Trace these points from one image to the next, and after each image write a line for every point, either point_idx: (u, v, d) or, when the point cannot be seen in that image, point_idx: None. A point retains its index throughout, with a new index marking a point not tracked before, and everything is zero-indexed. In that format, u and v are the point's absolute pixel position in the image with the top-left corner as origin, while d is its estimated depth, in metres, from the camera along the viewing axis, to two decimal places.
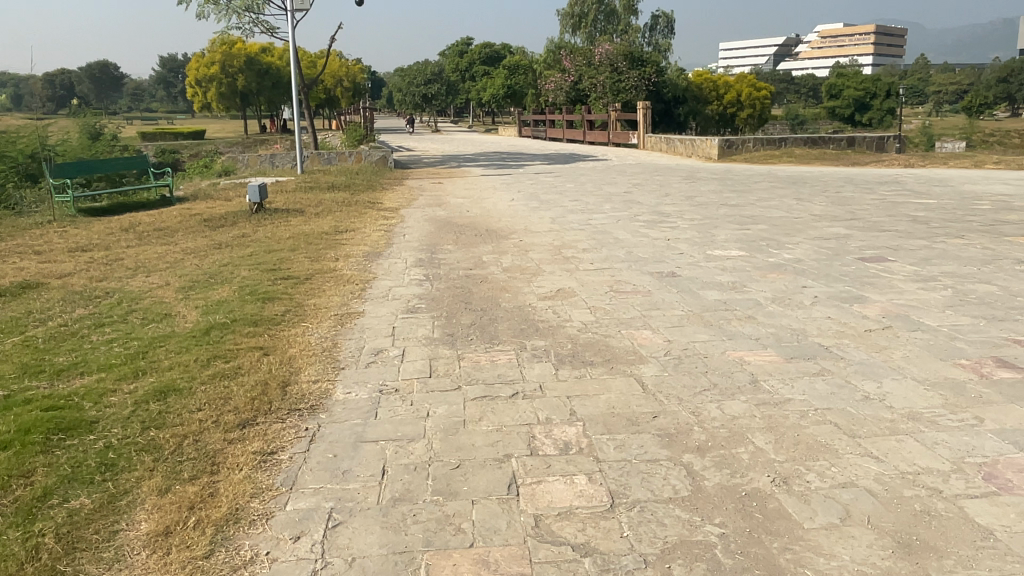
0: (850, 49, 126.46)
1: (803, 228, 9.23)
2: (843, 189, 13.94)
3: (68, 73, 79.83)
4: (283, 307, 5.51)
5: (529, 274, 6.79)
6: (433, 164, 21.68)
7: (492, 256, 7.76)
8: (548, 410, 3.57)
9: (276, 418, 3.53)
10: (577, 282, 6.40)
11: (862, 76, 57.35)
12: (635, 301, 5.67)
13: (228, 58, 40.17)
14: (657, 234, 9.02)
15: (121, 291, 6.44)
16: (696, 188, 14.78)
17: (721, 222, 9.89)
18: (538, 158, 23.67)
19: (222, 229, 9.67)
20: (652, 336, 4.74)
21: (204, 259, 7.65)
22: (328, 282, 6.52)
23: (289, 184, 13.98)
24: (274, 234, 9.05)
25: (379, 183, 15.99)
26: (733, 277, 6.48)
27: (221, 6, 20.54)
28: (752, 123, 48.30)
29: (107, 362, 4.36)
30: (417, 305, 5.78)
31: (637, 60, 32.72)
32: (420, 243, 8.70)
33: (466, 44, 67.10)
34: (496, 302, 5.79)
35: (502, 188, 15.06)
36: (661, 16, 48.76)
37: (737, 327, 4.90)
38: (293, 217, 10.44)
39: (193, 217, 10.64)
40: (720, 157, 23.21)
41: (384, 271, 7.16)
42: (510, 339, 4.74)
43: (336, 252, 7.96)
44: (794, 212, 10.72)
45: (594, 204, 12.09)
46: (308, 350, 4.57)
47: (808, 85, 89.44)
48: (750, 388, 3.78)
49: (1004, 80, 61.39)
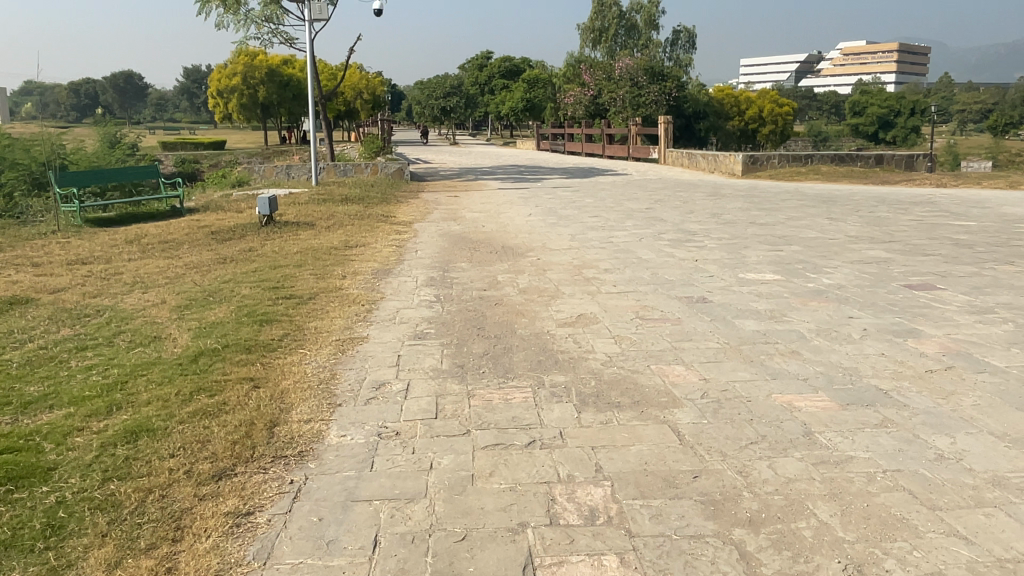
0: (872, 67, 125.57)
1: (839, 250, 8.71)
2: (874, 209, 13.39)
3: (93, 82, 81.35)
4: (281, 331, 5.07)
5: (547, 296, 6.33)
6: (451, 177, 21.31)
7: (509, 275, 7.30)
8: (570, 465, 3.09)
9: (258, 466, 3.07)
10: (600, 306, 5.92)
11: (886, 94, 56.61)
12: (664, 330, 5.18)
13: (250, 70, 40.25)
14: (683, 254, 8.53)
15: (113, 308, 6.03)
16: (721, 205, 14.28)
17: (750, 242, 9.38)
18: (557, 171, 23.25)
19: (227, 242, 9.30)
20: (685, 373, 4.25)
21: (205, 275, 7.25)
22: (332, 302, 6.09)
23: (301, 196, 13.64)
24: (281, 248, 8.66)
25: (394, 196, 15.62)
26: (770, 304, 5.98)
27: (241, 16, 20.36)
28: (774, 139, 47.59)
29: (79, 393, 3.93)
30: (426, 330, 5.32)
31: (657, 75, 32.38)
32: (433, 260, 8.26)
33: (486, 57, 67.08)
34: (511, 328, 5.31)
35: (520, 202, 14.63)
36: (683, 31, 48.33)
37: (781, 365, 4.41)
38: (303, 230, 10.07)
39: (200, 229, 10.29)
40: (744, 173, 22.66)
41: (392, 290, 6.71)
42: (526, 374, 4.26)
43: (343, 269, 7.53)
44: (827, 233, 10.20)
45: (615, 221, 11.62)
46: (302, 383, 4.12)
47: (830, 101, 88.49)
48: (803, 443, 3.28)
49: None
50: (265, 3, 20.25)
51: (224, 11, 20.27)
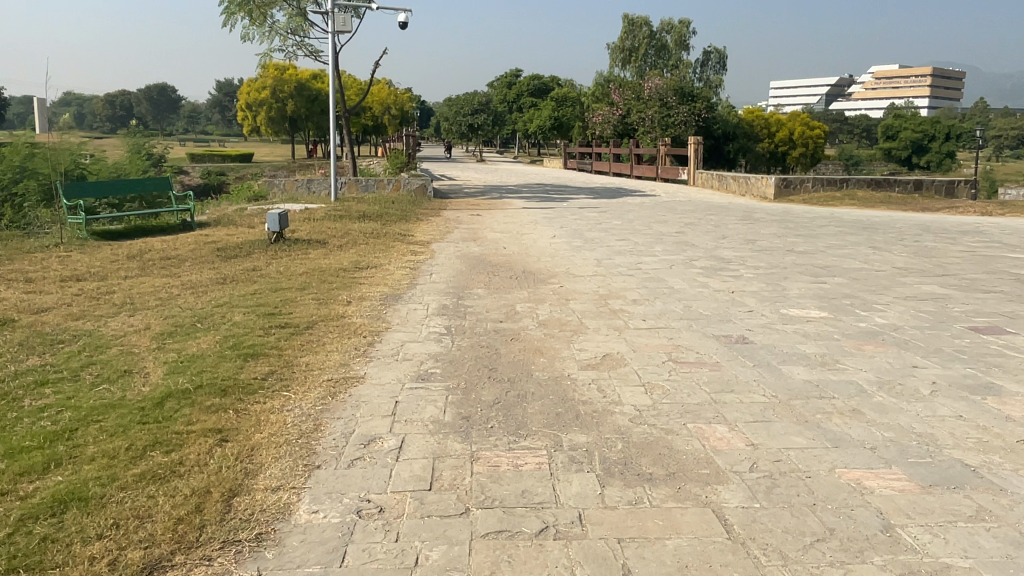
0: (906, 91, 123.95)
1: (889, 284, 7.99)
2: (920, 238, 12.60)
3: (128, 94, 83.16)
4: (266, 368, 4.52)
5: (569, 332, 5.69)
6: (474, 194, 20.83)
7: (528, 305, 6.69)
8: (591, 568, 2.45)
9: (201, 556, 2.52)
10: (628, 345, 5.28)
11: (921, 118, 55.45)
12: (701, 378, 4.52)
13: (279, 84, 40.40)
14: (718, 285, 7.86)
15: (91, 334, 5.52)
16: (755, 230, 13.59)
17: (790, 273, 8.69)
18: (584, 191, 22.66)
19: (232, 260, 8.81)
20: (729, 436, 3.58)
21: (200, 297, 6.72)
22: (331, 332, 5.51)
23: (317, 212, 13.19)
24: (287, 269, 8.13)
25: (415, 213, 15.13)
26: (820, 347, 5.30)
27: (266, 28, 20.13)
28: (805, 162, 46.70)
29: (20, 441, 3.38)
30: (432, 370, 4.71)
31: (687, 95, 31.82)
32: (447, 285, 7.67)
33: (516, 75, 66.95)
34: (526, 370, 4.68)
35: (544, 223, 14.05)
36: (714, 52, 47.77)
37: (842, 428, 3.73)
38: (313, 249, 9.56)
39: (207, 245, 9.85)
40: (777, 197, 21.89)
41: (399, 319, 6.13)
42: (541, 431, 3.62)
43: (349, 293, 6.98)
44: (872, 264, 9.47)
45: (643, 245, 10.99)
46: (279, 435, 3.53)
47: (863, 125, 87.06)
48: (885, 543, 2.63)
49: None
50: (291, 15, 20.02)
51: (249, 23, 20.05)
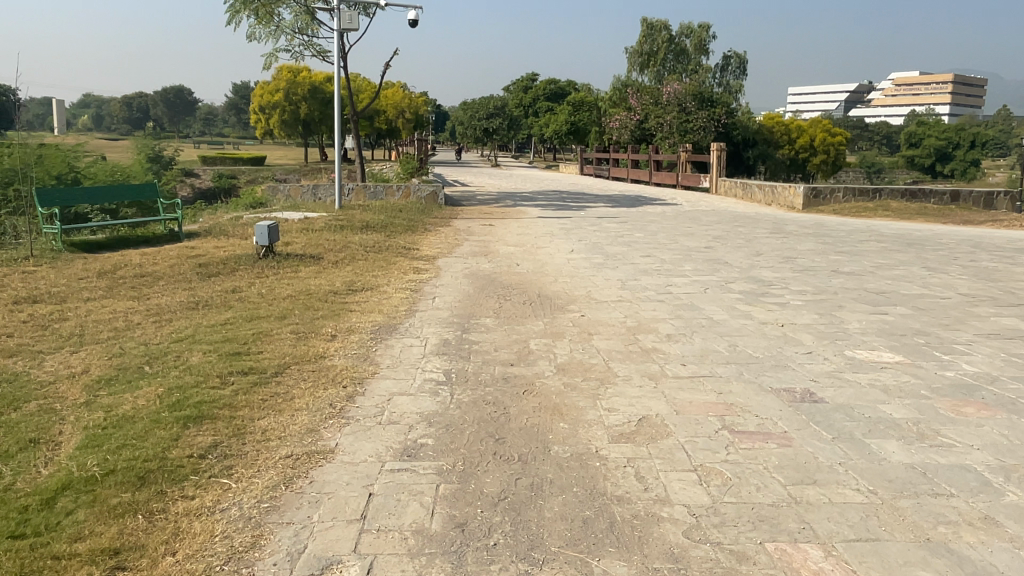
0: (927, 97, 122.08)
1: (961, 318, 6.90)
2: (974, 256, 11.45)
3: (145, 97, 83.78)
4: (209, 440, 3.53)
5: (595, 383, 4.66)
6: (487, 201, 19.89)
7: (543, 342, 5.67)
8: None
9: None
10: (669, 404, 4.25)
11: (946, 126, 53.96)
12: (770, 460, 3.48)
13: (292, 86, 39.76)
14: (764, 315, 6.82)
15: (14, 379, 4.55)
16: (791, 245, 12.53)
17: (843, 301, 7.64)
18: (602, 198, 21.61)
19: (212, 280, 7.85)
20: (828, 571, 2.56)
21: (160, 330, 5.74)
22: (303, 382, 4.51)
23: (317, 221, 12.27)
24: (270, 291, 7.15)
25: (422, 222, 14.20)
26: (908, 410, 4.26)
27: (272, 27, 19.28)
28: (826, 169, 45.41)
29: None
30: (424, 440, 3.70)
31: (706, 101, 30.72)
32: (451, 313, 6.66)
33: (532, 79, 66.13)
34: (543, 443, 3.65)
35: (562, 235, 13.04)
36: (734, 56, 46.58)
37: (980, 553, 2.70)
38: (305, 265, 8.63)
39: (189, 260, 8.94)
40: (805, 207, 20.77)
41: (390, 360, 5.13)
42: (563, 557, 2.61)
43: (336, 323, 5.98)
44: (933, 290, 8.38)
45: (671, 263, 9.96)
46: (197, 563, 2.54)
47: (882, 133, 85.76)
48: None
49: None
50: (297, 14, 19.16)
51: (255, 22, 19.23)
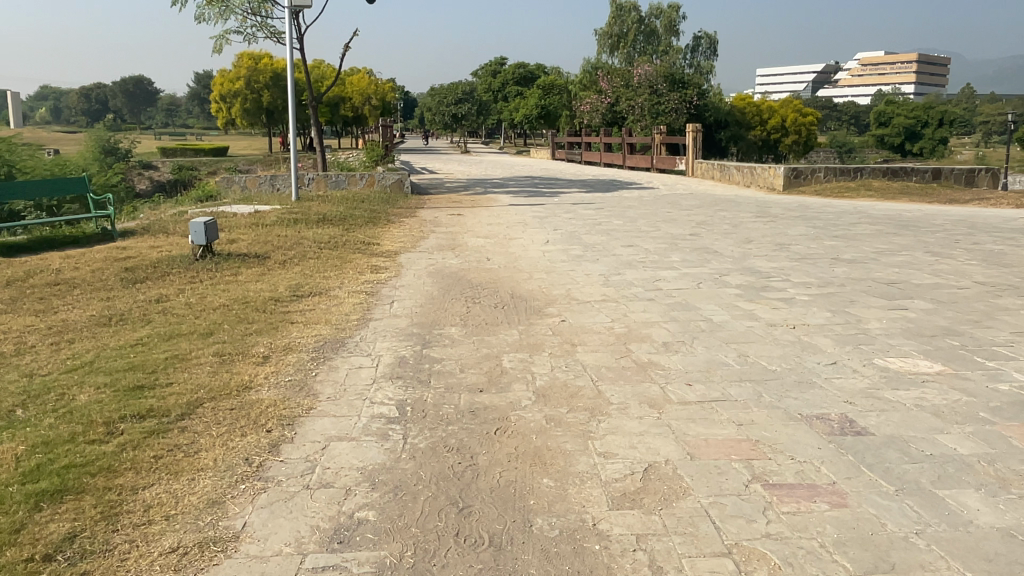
0: (893, 77, 122.73)
1: (989, 312, 6.10)
2: (974, 237, 10.72)
3: (103, 88, 81.03)
4: (62, 531, 2.59)
5: (584, 415, 3.75)
6: (457, 189, 18.92)
7: (518, 358, 4.74)
8: None
9: None
10: (681, 446, 3.37)
11: (915, 104, 53.70)
12: (825, 532, 2.62)
13: (253, 74, 38.18)
14: (770, 315, 5.97)
15: None
16: (780, 229, 11.74)
17: (854, 294, 6.82)
18: (577, 183, 20.70)
19: (136, 287, 6.80)
20: None
21: (53, 356, 4.72)
22: (216, 426, 3.55)
23: (268, 215, 11.20)
24: (200, 301, 6.12)
25: (385, 213, 13.20)
26: (977, 442, 3.42)
27: (222, 7, 17.96)
28: (798, 149, 44.89)
29: None
30: (363, 514, 2.75)
31: (678, 82, 29.79)
32: (412, 322, 5.70)
33: (501, 64, 64.99)
34: (523, 514, 2.75)
35: (536, 223, 12.12)
36: (704, 37, 45.79)
37: None
38: (247, 266, 7.61)
39: (116, 264, 7.88)
40: (786, 188, 20.03)
41: (331, 390, 4.16)
42: None
43: (271, 340, 5.00)
44: (946, 279, 7.59)
45: (656, 253, 9.10)
46: None
47: (850, 113, 86.00)
48: None
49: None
50: None
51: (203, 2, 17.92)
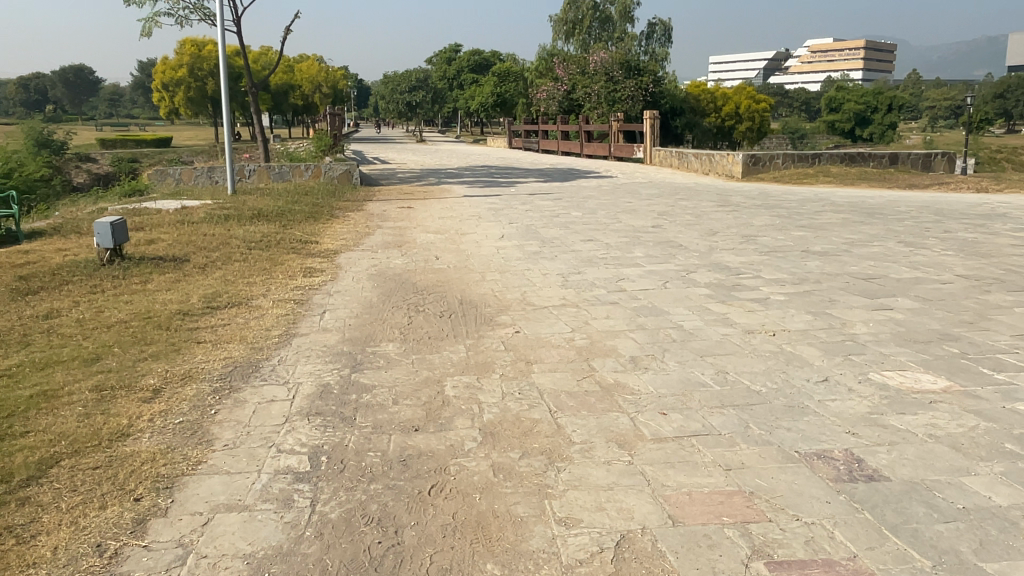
0: (842, 64, 124.44)
1: (982, 310, 5.59)
2: (943, 225, 10.32)
3: (41, 77, 77.44)
4: None
5: (541, 462, 3.06)
6: (409, 180, 18.05)
7: (463, 383, 4.03)
8: None
9: None
10: (659, 505, 2.70)
11: (864, 91, 54.11)
12: None
13: (198, 61, 36.32)
14: (747, 320, 5.36)
15: None
16: (745, 219, 11.20)
17: (833, 293, 6.27)
18: (534, 173, 19.99)
19: (25, 300, 5.88)
20: None
21: None
22: (69, 494, 2.78)
23: (197, 212, 10.27)
24: (94, 316, 5.25)
25: (329, 207, 12.32)
26: (1012, 487, 2.83)
27: None
28: (751, 136, 44.86)
29: None
30: None
31: (634, 69, 28.88)
32: (342, 338, 4.94)
33: (455, 51, 63.81)
34: None
35: (490, 217, 11.38)
36: (658, 23, 45.35)
37: None
38: (161, 273, 6.73)
39: (10, 270, 6.91)
40: (745, 175, 19.58)
41: (230, 433, 3.39)
42: None
43: (168, 367, 4.20)
44: (925, 272, 7.09)
45: (617, 248, 8.46)
46: None
47: (801, 100, 86.80)
48: None
49: (1000, 96, 58.87)
50: None
51: None
